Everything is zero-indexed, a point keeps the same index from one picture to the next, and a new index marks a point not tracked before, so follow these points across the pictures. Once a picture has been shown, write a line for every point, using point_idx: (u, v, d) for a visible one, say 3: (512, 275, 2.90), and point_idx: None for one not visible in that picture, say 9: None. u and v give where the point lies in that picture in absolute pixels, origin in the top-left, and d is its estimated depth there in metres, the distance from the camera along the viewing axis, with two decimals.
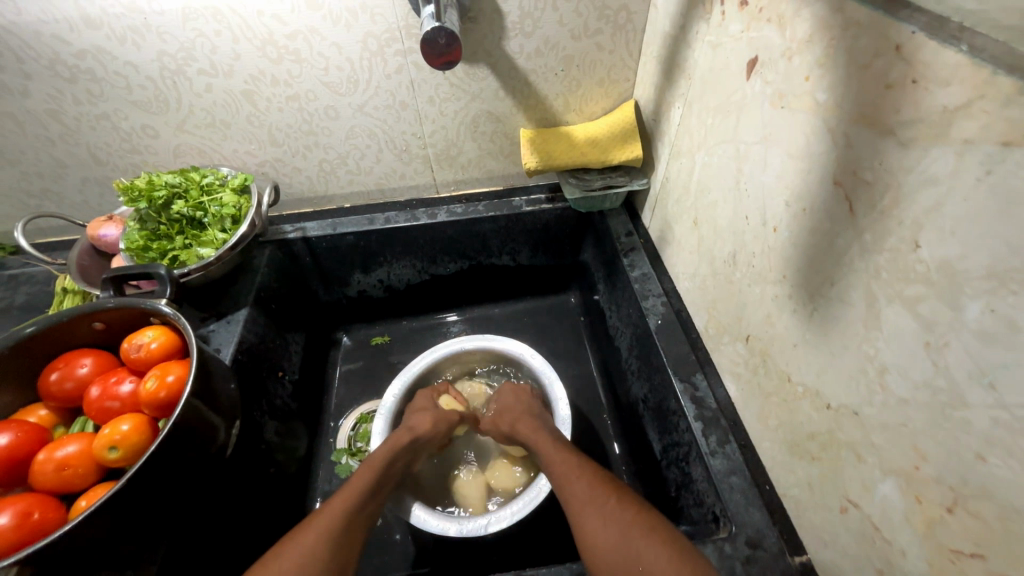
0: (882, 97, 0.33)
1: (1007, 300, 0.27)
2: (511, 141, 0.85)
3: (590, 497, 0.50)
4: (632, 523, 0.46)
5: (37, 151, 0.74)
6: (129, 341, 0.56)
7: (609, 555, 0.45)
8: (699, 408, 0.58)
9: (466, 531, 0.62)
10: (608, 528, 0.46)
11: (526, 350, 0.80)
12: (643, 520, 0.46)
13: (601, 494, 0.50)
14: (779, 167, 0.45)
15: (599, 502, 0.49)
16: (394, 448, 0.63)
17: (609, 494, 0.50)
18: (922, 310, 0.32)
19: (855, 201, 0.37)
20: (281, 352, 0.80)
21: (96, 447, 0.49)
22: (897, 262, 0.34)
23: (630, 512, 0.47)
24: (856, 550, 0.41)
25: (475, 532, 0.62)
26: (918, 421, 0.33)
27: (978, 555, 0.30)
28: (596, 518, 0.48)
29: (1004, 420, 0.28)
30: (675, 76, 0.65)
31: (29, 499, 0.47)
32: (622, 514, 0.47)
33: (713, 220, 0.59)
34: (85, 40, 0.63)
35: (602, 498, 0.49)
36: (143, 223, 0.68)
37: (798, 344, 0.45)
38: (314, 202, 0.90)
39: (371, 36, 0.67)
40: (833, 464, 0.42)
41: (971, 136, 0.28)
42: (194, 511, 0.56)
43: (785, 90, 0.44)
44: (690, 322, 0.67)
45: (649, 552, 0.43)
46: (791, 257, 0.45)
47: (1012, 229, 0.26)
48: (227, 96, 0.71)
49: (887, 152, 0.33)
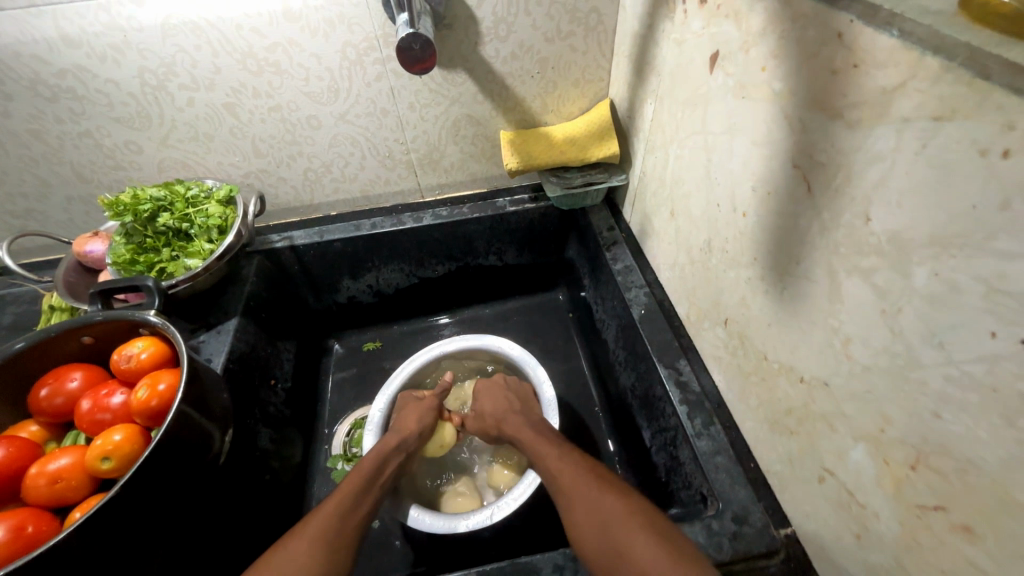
0: (830, 83, 0.35)
1: (950, 264, 0.29)
2: (492, 144, 0.87)
3: (579, 484, 0.51)
4: (618, 508, 0.46)
5: (20, 171, 0.74)
6: (119, 353, 0.56)
7: (596, 543, 0.45)
8: (683, 392, 0.60)
9: (473, 525, 0.63)
10: (595, 514, 0.47)
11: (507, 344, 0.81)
12: (630, 504, 0.47)
13: (590, 481, 0.51)
14: (744, 155, 0.48)
15: (588, 489, 0.50)
16: (383, 453, 0.64)
17: (597, 482, 0.50)
18: (878, 280, 0.34)
19: (813, 182, 0.39)
20: (273, 360, 0.80)
21: (89, 458, 0.50)
22: (853, 236, 0.35)
23: (618, 499, 0.47)
24: (835, 518, 0.42)
25: (482, 524, 0.63)
26: (882, 386, 0.35)
27: (941, 508, 0.32)
28: (584, 506, 0.48)
29: (954, 377, 0.29)
30: (646, 73, 0.68)
31: (23, 513, 0.47)
32: (610, 501, 0.47)
33: (688, 210, 0.61)
34: (65, 59, 0.64)
35: (590, 485, 0.50)
36: (129, 237, 0.69)
37: (771, 324, 0.47)
38: (300, 211, 0.91)
39: (350, 45, 0.69)
40: (809, 436, 0.44)
41: (907, 114, 0.30)
42: (190, 519, 0.56)
43: (745, 81, 0.46)
44: (672, 310, 0.69)
45: (632, 536, 0.43)
46: (761, 240, 0.47)
47: (949, 198, 0.28)
48: (210, 109, 0.72)
49: (837, 133, 0.35)
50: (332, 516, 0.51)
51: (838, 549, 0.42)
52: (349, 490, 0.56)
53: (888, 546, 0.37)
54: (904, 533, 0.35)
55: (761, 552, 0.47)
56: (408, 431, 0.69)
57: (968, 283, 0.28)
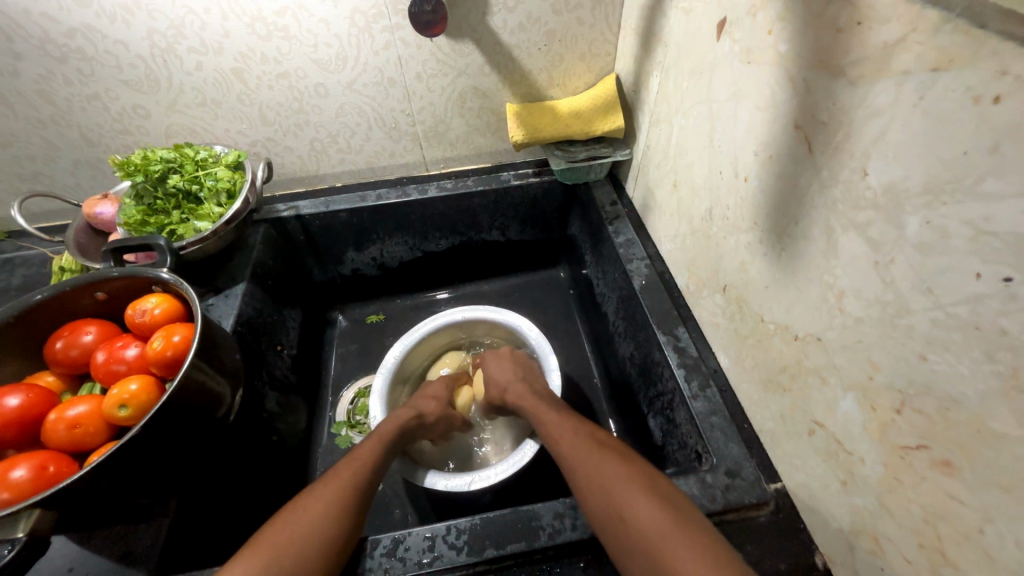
0: (834, 42, 0.36)
1: (941, 211, 0.30)
2: (498, 117, 0.87)
3: (579, 454, 0.51)
4: (619, 473, 0.46)
5: (28, 133, 0.75)
6: (134, 308, 0.58)
7: (597, 509, 0.46)
8: (681, 356, 0.62)
9: (484, 480, 0.64)
10: (595, 481, 0.47)
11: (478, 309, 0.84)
12: (628, 469, 0.47)
13: (586, 448, 0.51)
14: (748, 121, 0.49)
15: (586, 458, 0.50)
16: (400, 424, 0.64)
17: (593, 449, 0.50)
18: (873, 233, 0.35)
19: (814, 141, 0.40)
20: (279, 326, 0.82)
21: (107, 405, 0.51)
22: (851, 191, 0.37)
23: (616, 463, 0.48)
24: (823, 468, 0.44)
25: (491, 479, 0.64)
26: (872, 335, 0.37)
27: (923, 446, 0.34)
28: (583, 475, 0.49)
29: (940, 319, 0.31)
30: (653, 45, 0.68)
31: (44, 455, 0.49)
32: (607, 465, 0.48)
33: (691, 180, 0.62)
34: (75, 17, 0.64)
35: (586, 453, 0.51)
36: (140, 198, 0.70)
37: (768, 286, 0.49)
38: (306, 181, 0.91)
39: (359, 11, 0.69)
40: (801, 391, 0.46)
41: (907, 67, 0.31)
42: (202, 469, 0.58)
43: (751, 46, 0.47)
44: (673, 282, 0.71)
45: (632, 500, 0.43)
46: (761, 204, 0.48)
47: (942, 146, 0.30)
48: (218, 74, 0.73)
49: (839, 91, 0.37)
50: (343, 480, 0.51)
51: (825, 497, 0.44)
52: (365, 456, 0.56)
53: (872, 489, 0.39)
54: (887, 474, 0.37)
55: (752, 503, 0.49)
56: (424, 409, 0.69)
57: (957, 228, 0.29)
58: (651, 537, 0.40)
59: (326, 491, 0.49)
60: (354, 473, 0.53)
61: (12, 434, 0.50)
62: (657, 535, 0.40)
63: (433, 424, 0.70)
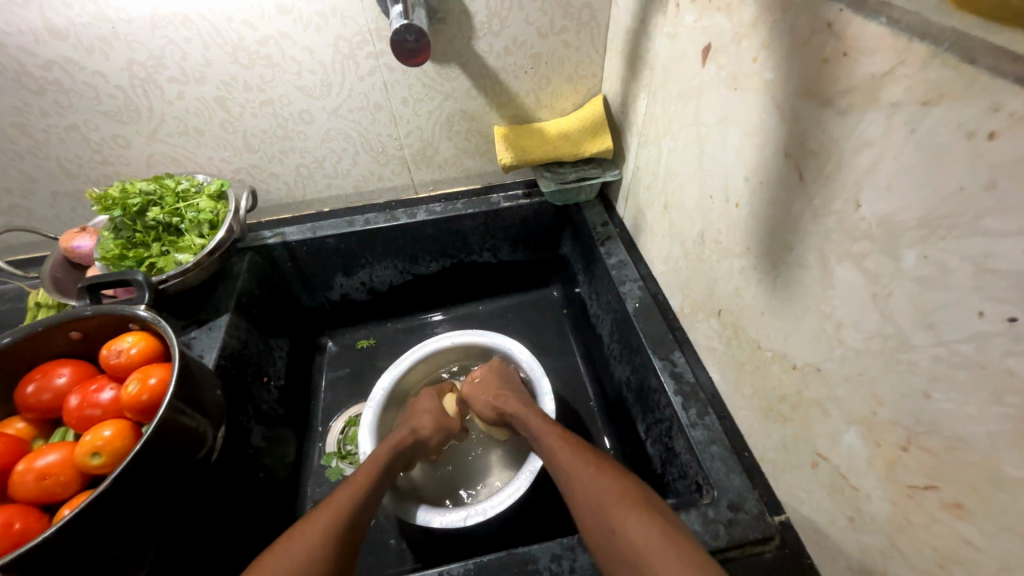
0: (820, 71, 0.36)
1: (939, 246, 0.29)
2: (486, 139, 0.87)
3: (577, 468, 0.50)
4: (604, 487, 0.46)
5: (4, 166, 0.73)
6: (109, 348, 0.56)
7: (591, 524, 0.45)
8: (678, 382, 0.61)
9: (473, 517, 0.62)
10: (590, 494, 0.47)
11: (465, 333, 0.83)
12: (616, 482, 0.47)
13: (579, 463, 0.51)
14: (736, 145, 0.48)
15: (581, 471, 0.50)
16: (397, 446, 0.63)
17: (585, 463, 0.50)
18: (869, 265, 0.35)
19: (805, 169, 0.39)
20: (265, 357, 0.80)
21: (79, 454, 0.49)
22: (845, 222, 0.36)
23: (605, 476, 0.48)
24: (828, 502, 0.43)
25: (480, 516, 0.62)
26: (873, 369, 0.36)
27: (933, 487, 0.32)
28: (579, 488, 0.48)
29: (944, 356, 0.30)
30: (638, 67, 0.68)
31: (10, 511, 0.46)
32: (599, 481, 0.47)
33: (681, 202, 0.62)
34: (50, 50, 0.63)
35: (579, 467, 0.50)
36: (118, 232, 0.68)
37: (764, 312, 0.48)
38: (293, 207, 0.90)
39: (343, 39, 0.69)
40: (802, 422, 0.45)
41: (896, 99, 0.30)
42: (182, 515, 0.55)
43: (736, 72, 0.47)
44: (666, 303, 0.70)
45: (619, 513, 0.43)
46: (754, 230, 0.47)
47: (938, 180, 0.29)
48: (200, 103, 0.72)
49: (828, 121, 0.36)
50: (335, 516, 0.48)
51: (832, 533, 0.43)
52: (362, 483, 0.54)
53: (881, 528, 0.37)
54: (896, 513, 0.36)
55: (756, 539, 0.48)
56: (420, 428, 0.68)
57: (956, 263, 0.29)
58: (635, 551, 0.40)
59: (312, 530, 0.46)
60: (354, 500, 0.51)
61: None
62: (643, 546, 0.40)
63: (427, 440, 0.68)
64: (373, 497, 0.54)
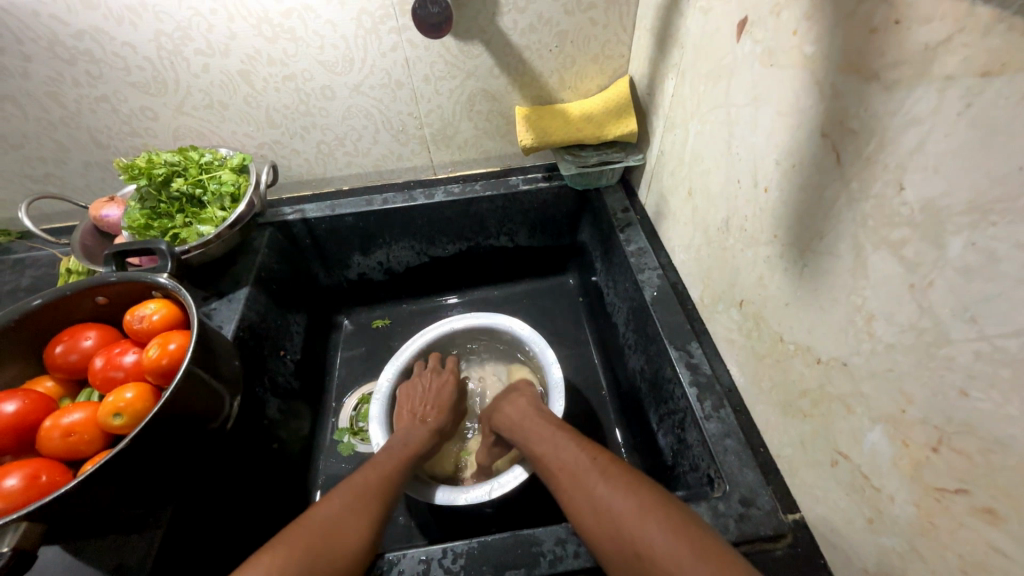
0: (867, 43, 0.34)
1: (989, 232, 0.27)
2: (507, 120, 0.85)
3: (588, 483, 0.48)
4: (625, 503, 0.44)
5: (39, 135, 0.75)
6: (132, 314, 0.57)
7: (612, 544, 0.43)
8: (693, 373, 0.59)
9: (501, 486, 0.62)
10: (604, 512, 0.45)
11: (456, 320, 0.82)
12: (636, 496, 0.44)
13: (592, 475, 0.48)
14: (769, 127, 0.46)
15: (591, 489, 0.48)
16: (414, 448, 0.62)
17: (599, 476, 0.48)
18: (908, 253, 0.32)
19: (842, 150, 0.37)
20: (283, 331, 0.81)
21: (101, 414, 0.50)
22: (883, 207, 0.34)
23: (621, 492, 0.45)
24: (846, 502, 0.41)
25: (508, 483, 0.62)
26: (905, 364, 0.34)
27: (963, 491, 0.30)
28: (590, 509, 0.46)
29: (985, 352, 0.28)
30: (668, 46, 0.65)
31: (37, 463, 0.48)
32: (618, 495, 0.45)
33: (707, 188, 0.59)
34: (82, 20, 0.64)
35: (593, 481, 0.48)
36: (143, 202, 0.70)
37: (789, 303, 0.46)
38: (313, 185, 0.91)
39: (366, 12, 0.68)
40: (823, 418, 0.43)
41: (952, 71, 0.28)
42: (197, 480, 0.56)
43: (774, 47, 0.44)
44: (686, 293, 0.68)
45: (647, 532, 0.41)
46: (783, 217, 0.45)
47: (994, 160, 0.27)
48: (225, 76, 0.72)
49: (872, 97, 0.34)
50: (351, 516, 0.47)
51: (848, 534, 0.41)
52: (383, 476, 0.55)
53: (902, 531, 0.35)
54: (919, 517, 0.34)
55: (767, 535, 0.46)
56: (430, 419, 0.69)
57: (1007, 251, 0.26)
58: (670, 572, 0.38)
59: (329, 509, 0.47)
60: (375, 492, 0.52)
61: (7, 439, 0.50)
62: (674, 567, 0.38)
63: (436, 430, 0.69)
64: (393, 492, 0.54)
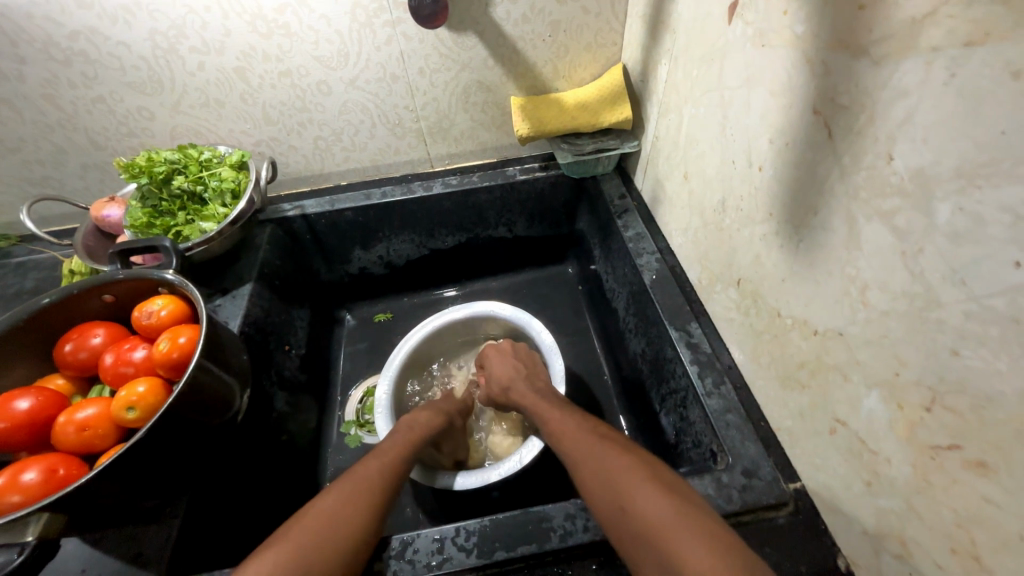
0: (855, 19, 0.35)
1: (975, 196, 0.28)
2: (503, 111, 0.86)
3: (585, 448, 0.50)
4: (617, 463, 0.46)
5: (36, 138, 0.75)
6: (140, 310, 0.58)
7: (599, 499, 0.45)
8: (694, 352, 0.60)
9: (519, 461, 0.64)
10: (595, 472, 0.47)
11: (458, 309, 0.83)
12: (627, 458, 0.46)
13: (593, 438, 0.50)
14: (762, 107, 0.47)
15: (587, 453, 0.49)
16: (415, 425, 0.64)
17: (598, 440, 0.50)
18: (899, 222, 0.34)
19: (834, 126, 0.38)
20: (287, 326, 0.82)
21: (115, 408, 0.51)
22: (874, 178, 0.35)
23: (615, 454, 0.47)
24: (845, 467, 0.42)
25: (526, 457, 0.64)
26: (899, 330, 0.35)
27: (956, 446, 0.32)
28: (585, 471, 0.48)
29: (974, 312, 0.29)
30: (660, 32, 0.66)
31: (54, 458, 0.49)
32: (611, 456, 0.47)
33: (702, 171, 0.60)
34: (76, 20, 0.64)
35: (592, 443, 0.50)
36: (144, 200, 0.70)
37: (785, 279, 0.47)
38: (311, 181, 0.91)
39: (360, 6, 0.68)
40: (821, 388, 0.44)
41: (937, 43, 0.29)
42: (210, 472, 0.57)
43: (765, 29, 0.45)
44: (684, 276, 0.69)
45: (632, 488, 0.42)
46: (778, 195, 0.46)
47: (979, 126, 0.28)
48: (220, 74, 0.72)
49: (861, 72, 0.35)
50: (348, 491, 0.48)
51: (847, 498, 0.43)
52: (390, 458, 0.56)
53: (899, 491, 0.37)
54: (915, 476, 0.35)
55: (770, 504, 0.48)
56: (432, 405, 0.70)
57: (993, 214, 0.28)
58: (651, 526, 0.39)
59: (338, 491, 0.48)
60: (382, 473, 0.53)
61: (23, 435, 0.51)
62: (654, 522, 0.39)
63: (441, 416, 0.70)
64: (398, 472, 0.56)
